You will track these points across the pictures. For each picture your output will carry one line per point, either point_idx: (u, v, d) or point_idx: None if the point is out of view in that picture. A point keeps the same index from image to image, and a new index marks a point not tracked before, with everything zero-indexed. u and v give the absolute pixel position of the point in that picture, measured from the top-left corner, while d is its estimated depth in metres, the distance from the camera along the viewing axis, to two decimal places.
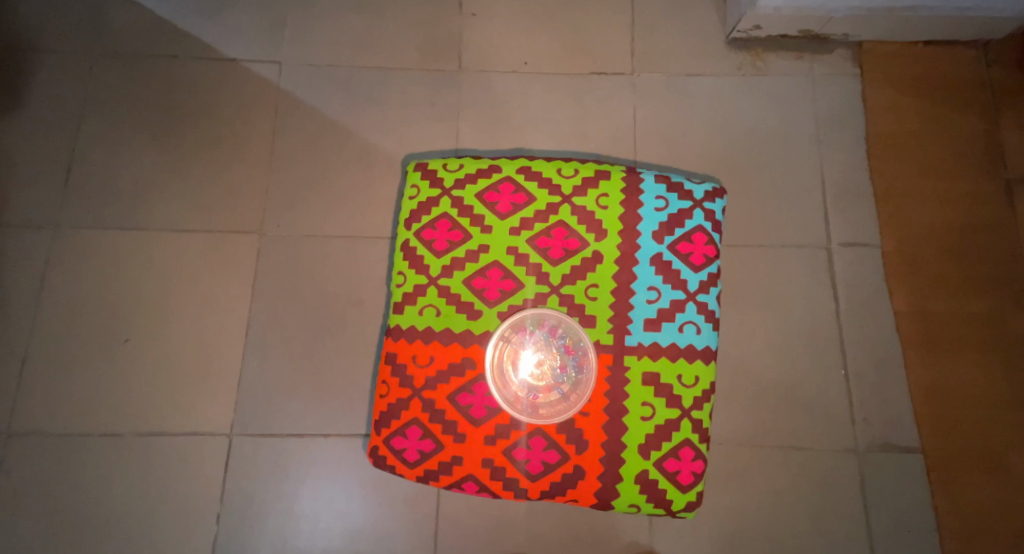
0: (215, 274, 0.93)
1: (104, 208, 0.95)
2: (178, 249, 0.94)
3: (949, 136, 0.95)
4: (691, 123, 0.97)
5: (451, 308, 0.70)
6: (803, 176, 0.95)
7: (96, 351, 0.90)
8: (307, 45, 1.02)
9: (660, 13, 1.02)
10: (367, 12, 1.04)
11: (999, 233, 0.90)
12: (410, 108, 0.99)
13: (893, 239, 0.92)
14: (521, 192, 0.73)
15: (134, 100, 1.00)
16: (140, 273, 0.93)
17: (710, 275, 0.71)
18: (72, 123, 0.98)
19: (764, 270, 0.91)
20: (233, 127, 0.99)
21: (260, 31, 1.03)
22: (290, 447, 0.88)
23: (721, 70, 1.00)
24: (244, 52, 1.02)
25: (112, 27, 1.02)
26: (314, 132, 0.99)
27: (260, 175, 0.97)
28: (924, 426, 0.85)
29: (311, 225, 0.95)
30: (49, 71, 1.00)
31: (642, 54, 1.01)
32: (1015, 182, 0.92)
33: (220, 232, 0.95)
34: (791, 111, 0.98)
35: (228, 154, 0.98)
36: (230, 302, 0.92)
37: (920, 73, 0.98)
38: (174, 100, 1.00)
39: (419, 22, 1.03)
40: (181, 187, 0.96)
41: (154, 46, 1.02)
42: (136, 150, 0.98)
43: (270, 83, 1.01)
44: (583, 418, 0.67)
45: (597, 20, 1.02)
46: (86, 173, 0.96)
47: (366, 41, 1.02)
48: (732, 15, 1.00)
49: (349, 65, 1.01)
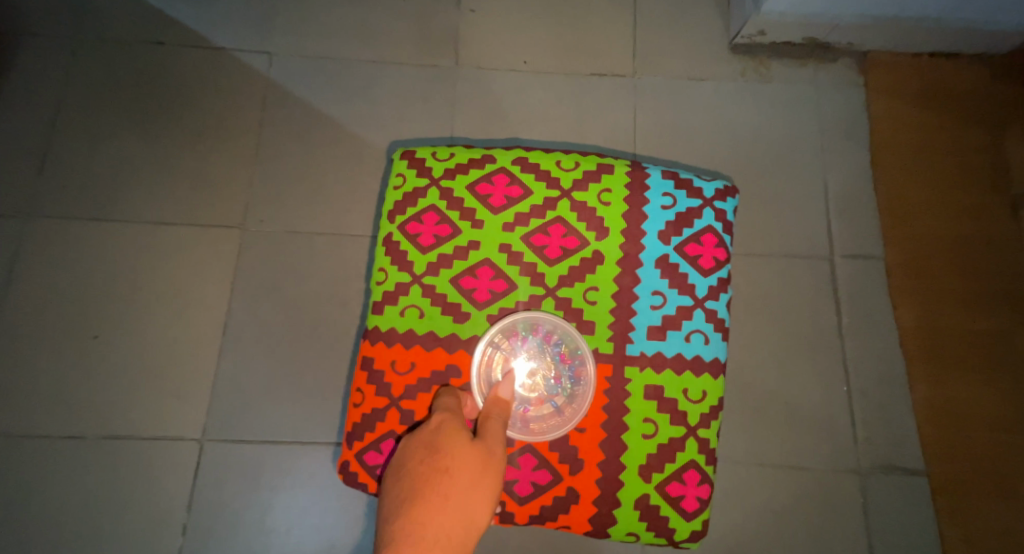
0: (193, 270, 0.89)
1: (77, 197, 0.90)
2: (155, 242, 0.89)
3: (955, 149, 0.93)
4: (693, 128, 0.94)
5: (437, 309, 0.66)
6: (808, 185, 0.93)
7: (60, 346, 0.85)
8: (300, 36, 0.98)
9: (663, 16, 1.00)
10: (362, 5, 1.00)
11: (1006, 249, 0.88)
12: (403, 103, 0.95)
13: (898, 251, 0.89)
14: (517, 185, 0.69)
15: (115, 86, 0.95)
16: (113, 267, 0.88)
17: (720, 280, 0.68)
18: (47, 107, 0.94)
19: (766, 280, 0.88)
20: (218, 117, 0.95)
21: (250, 20, 0.99)
22: (265, 455, 0.83)
23: (725, 75, 0.97)
24: (232, 41, 0.98)
25: (94, 10, 0.98)
26: (303, 125, 0.95)
27: (245, 168, 0.93)
28: (930, 446, 0.82)
29: (296, 220, 0.91)
30: (26, 54, 0.95)
31: (644, 56, 0.98)
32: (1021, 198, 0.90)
33: (200, 225, 0.90)
34: (795, 119, 0.96)
35: (212, 145, 0.93)
36: (206, 299, 0.88)
37: (924, 84, 0.96)
38: (158, 88, 0.95)
39: (415, 14, 0.99)
40: (161, 177, 0.92)
41: (139, 32, 0.97)
42: (114, 138, 0.93)
43: (258, 72, 0.97)
44: (578, 434, 0.63)
45: (598, 20, 0.99)
46: (59, 160, 0.91)
47: (360, 33, 0.99)
48: (735, 20, 0.97)
49: (341, 57, 0.98)
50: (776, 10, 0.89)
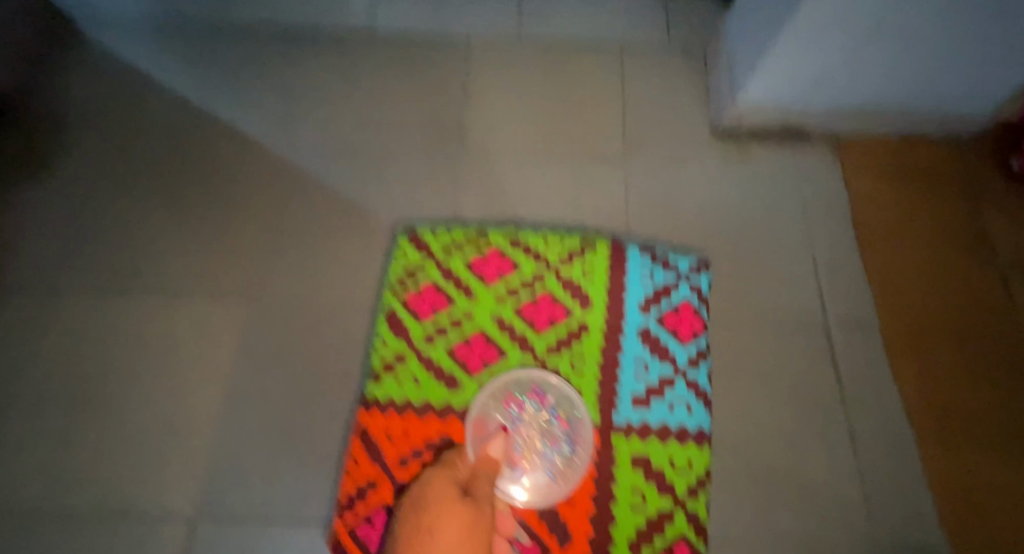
0: (168, 322, 0.83)
1: (72, 250, 0.88)
2: (144, 294, 0.85)
3: (931, 225, 0.97)
4: (680, 202, 0.99)
5: (431, 376, 0.79)
6: (795, 255, 0.95)
7: (22, 405, 0.77)
8: (310, 106, 1.03)
9: (648, 104, 1.08)
10: (372, 80, 1.06)
11: (993, 321, 0.89)
12: (406, 166, 0.98)
13: (891, 322, 0.89)
14: (509, 264, 0.88)
15: (123, 150, 0.97)
16: (83, 321, 0.83)
17: (696, 351, 0.84)
18: (56, 166, 0.95)
19: (758, 343, 0.87)
20: (226, 175, 0.95)
21: (265, 92, 1.04)
22: (230, 535, 0.70)
23: (708, 155, 1.03)
24: (246, 108, 1.02)
25: (119, 82, 1.03)
26: (306, 182, 0.95)
27: (245, 220, 0.91)
28: (956, 529, 0.75)
29: (293, 271, 0.88)
30: (48, 118, 0.99)
31: (632, 136, 1.04)
32: (1000, 273, 0.93)
33: (193, 278, 0.87)
34: (777, 194, 1.00)
35: (216, 201, 0.93)
36: (189, 353, 0.81)
37: (895, 165, 1.02)
38: (162, 149, 0.97)
39: (422, 92, 1.06)
40: (160, 231, 0.90)
41: (158, 100, 1.02)
42: (118, 195, 0.93)
43: (269, 136, 1.00)
44: (567, 505, 0.72)
45: (588, 104, 1.07)
46: (59, 215, 0.91)
47: (368, 105, 1.04)
48: (715, 106, 1.05)
49: (348, 125, 1.02)
50: (756, 92, 0.97)
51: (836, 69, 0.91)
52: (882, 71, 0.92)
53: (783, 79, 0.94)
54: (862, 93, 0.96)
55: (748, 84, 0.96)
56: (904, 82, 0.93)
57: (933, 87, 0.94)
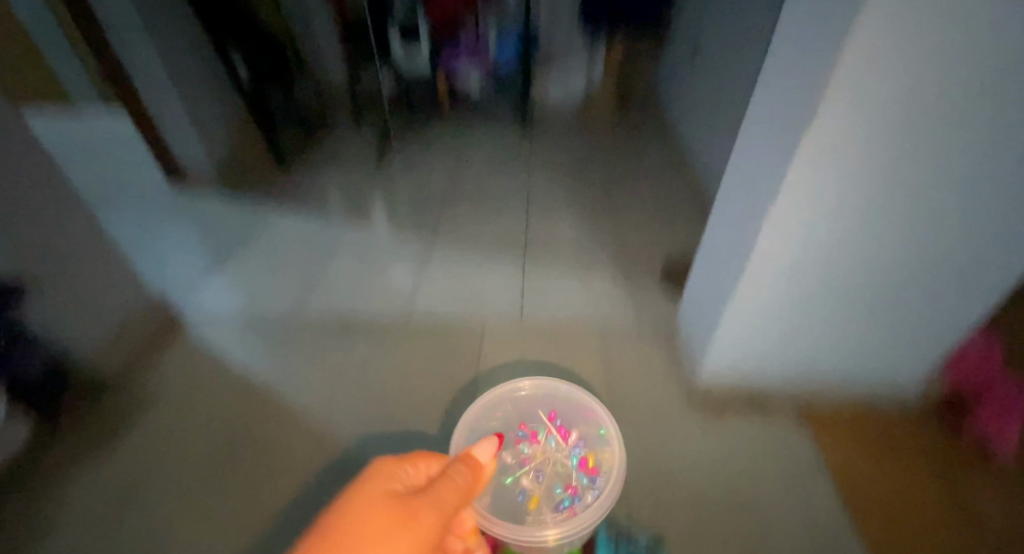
0: (230, 502, 1.17)
1: (105, 532, 1.14)
2: (185, 519, 1.15)
3: (905, 453, 1.18)
4: (654, 450, 1.21)
5: None
6: (745, 519, 1.11)
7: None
8: (337, 397, 1.32)
9: (626, 372, 1.36)
10: (391, 373, 1.36)
11: (964, 530, 1.08)
12: (430, 422, 1.27)
13: (870, 531, 1.09)
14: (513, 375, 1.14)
15: (168, 439, 1.26)
16: (139, 519, 1.15)
17: (587, 485, 0.97)
18: (106, 458, 1.23)
19: (706, 523, 1.11)
20: (250, 467, 1.21)
21: (289, 377, 1.37)
22: None
23: (682, 421, 1.25)
24: (280, 390, 1.33)
25: (164, 384, 1.34)
26: (338, 458, 1.22)
27: (279, 483, 1.19)
28: None
29: (353, 433, 1.26)
30: (102, 417, 1.29)
31: (618, 407, 1.29)
32: (974, 462, 1.16)
33: (266, 463, 1.22)
34: (739, 454, 1.20)
35: (245, 471, 1.21)
36: (245, 524, 1.14)
37: (868, 417, 1.22)
38: (229, 401, 1.32)
39: (442, 371, 1.36)
40: (189, 500, 1.17)
41: (204, 393, 1.33)
42: (164, 472, 1.21)
43: (311, 414, 1.29)
44: None
45: (572, 360, 1.38)
46: (102, 507, 1.17)
47: (387, 395, 1.32)
48: (692, 366, 1.26)
49: (376, 397, 1.32)
50: (730, 334, 1.09)
51: (796, 318, 1.03)
52: (841, 319, 1.03)
53: (748, 330, 1.07)
54: (831, 333, 1.07)
55: (720, 325, 1.08)
56: (864, 324, 1.04)
57: (896, 322, 1.04)
